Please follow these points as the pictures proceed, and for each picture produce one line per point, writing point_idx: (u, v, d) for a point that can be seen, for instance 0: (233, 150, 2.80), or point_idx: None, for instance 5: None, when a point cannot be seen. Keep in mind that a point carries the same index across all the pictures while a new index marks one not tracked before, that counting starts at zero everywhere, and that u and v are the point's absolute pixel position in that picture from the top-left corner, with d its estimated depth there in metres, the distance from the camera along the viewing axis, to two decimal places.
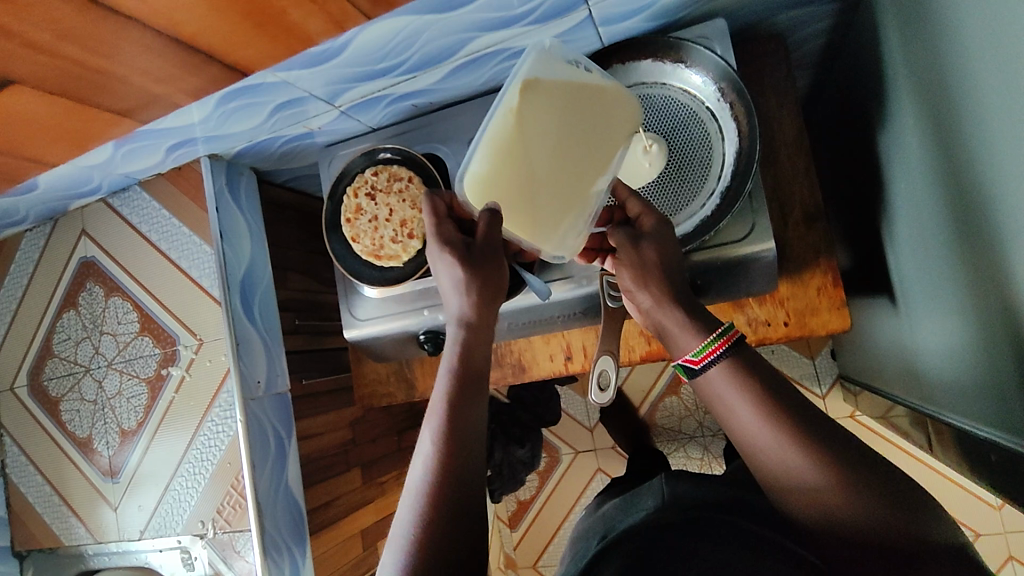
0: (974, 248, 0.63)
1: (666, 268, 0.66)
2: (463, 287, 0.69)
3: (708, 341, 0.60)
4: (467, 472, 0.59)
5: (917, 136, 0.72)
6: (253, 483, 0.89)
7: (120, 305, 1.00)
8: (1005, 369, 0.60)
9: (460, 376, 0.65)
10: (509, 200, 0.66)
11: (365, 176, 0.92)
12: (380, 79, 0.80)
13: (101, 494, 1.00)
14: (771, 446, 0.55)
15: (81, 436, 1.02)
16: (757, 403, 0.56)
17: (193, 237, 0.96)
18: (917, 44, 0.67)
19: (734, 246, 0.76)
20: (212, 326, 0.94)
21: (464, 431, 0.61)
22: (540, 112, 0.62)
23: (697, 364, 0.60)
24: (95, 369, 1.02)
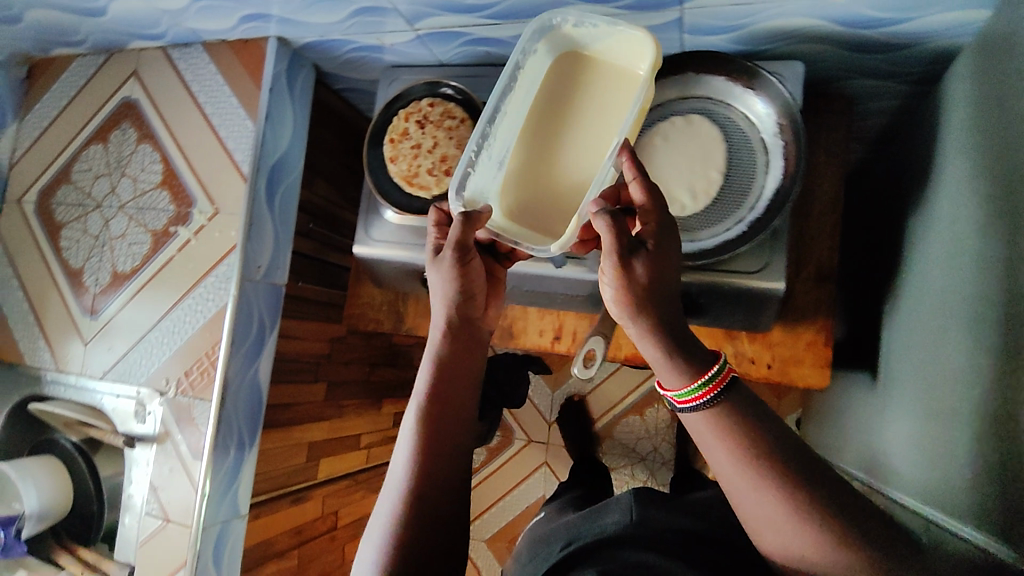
0: (963, 341, 0.66)
1: (655, 293, 0.57)
2: (445, 293, 0.68)
3: (692, 386, 0.55)
4: (442, 451, 0.61)
5: (941, 225, 0.75)
6: (227, 369, 0.91)
7: (148, 154, 1.01)
8: (959, 460, 0.63)
9: (441, 371, 0.65)
10: (518, 179, 0.75)
11: (420, 105, 0.93)
12: (464, 15, 0.81)
13: (76, 327, 1.01)
14: (742, 487, 0.53)
15: (74, 265, 1.03)
16: (736, 451, 0.53)
17: (240, 109, 0.97)
18: (966, 137, 0.70)
19: (743, 276, 0.78)
20: (230, 199, 0.94)
21: (443, 407, 0.63)
22: (551, 85, 0.77)
23: (682, 404, 0.55)
24: (107, 208, 1.03)
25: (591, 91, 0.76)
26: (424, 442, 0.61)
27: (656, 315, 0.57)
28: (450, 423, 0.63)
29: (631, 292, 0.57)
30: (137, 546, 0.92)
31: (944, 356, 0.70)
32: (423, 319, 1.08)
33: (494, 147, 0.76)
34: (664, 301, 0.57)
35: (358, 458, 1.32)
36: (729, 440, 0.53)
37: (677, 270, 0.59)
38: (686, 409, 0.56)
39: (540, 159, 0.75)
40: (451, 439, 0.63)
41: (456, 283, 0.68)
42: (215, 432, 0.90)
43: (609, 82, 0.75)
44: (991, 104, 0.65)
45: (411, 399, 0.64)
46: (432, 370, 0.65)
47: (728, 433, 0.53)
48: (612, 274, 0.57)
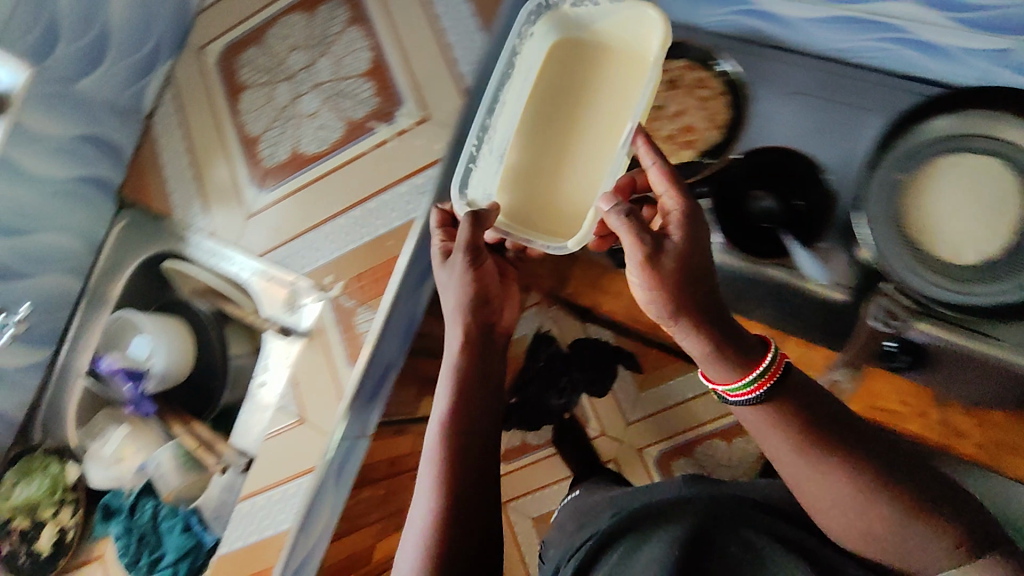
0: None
1: (694, 279, 0.53)
2: (461, 293, 0.69)
3: (746, 378, 0.49)
4: (474, 451, 0.57)
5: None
6: (396, 297, 0.86)
7: (359, 37, 0.93)
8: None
9: (462, 376, 0.62)
10: (513, 177, 0.82)
11: (672, 64, 0.83)
12: None
13: (242, 197, 0.96)
14: (865, 516, 0.45)
15: (251, 133, 0.97)
16: (872, 474, 0.44)
17: (473, 17, 0.88)
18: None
19: (997, 347, 0.70)
20: (445, 111, 0.88)
21: (472, 406, 0.60)
22: (555, 60, 0.83)
23: (732, 398, 0.50)
24: (298, 83, 0.96)
25: (574, 108, 0.82)
26: (456, 445, 0.57)
27: (701, 310, 0.52)
28: (479, 362, 0.64)
29: (665, 280, 0.53)
30: (262, 437, 0.89)
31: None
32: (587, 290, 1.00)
33: (494, 146, 0.83)
34: (695, 283, 0.53)
35: None
36: (794, 433, 0.47)
37: (711, 258, 0.56)
38: (739, 403, 0.49)
39: (550, 161, 0.81)
40: (480, 377, 0.63)
41: (472, 282, 0.69)
42: (366, 359, 0.85)
43: (619, 66, 0.81)
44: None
45: (433, 417, 0.60)
46: (450, 372, 0.63)
47: (789, 419, 0.47)
48: (639, 275, 0.54)
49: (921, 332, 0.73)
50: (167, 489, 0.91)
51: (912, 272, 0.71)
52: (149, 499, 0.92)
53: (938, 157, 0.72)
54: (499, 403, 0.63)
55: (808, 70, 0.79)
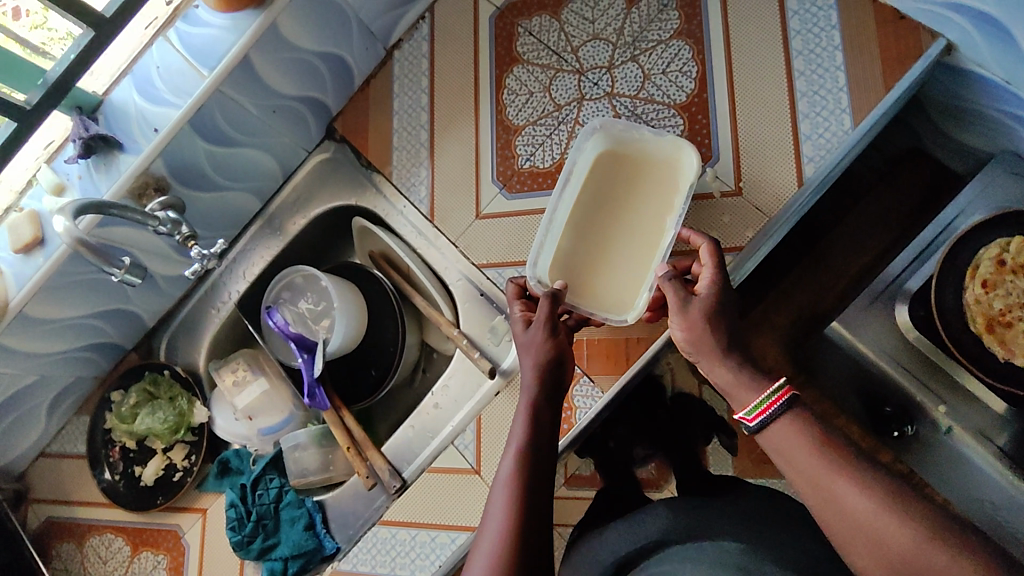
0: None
1: (719, 308, 0.59)
2: (534, 356, 0.63)
3: (761, 397, 0.53)
4: (535, 544, 0.52)
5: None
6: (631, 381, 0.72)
7: (683, 61, 0.77)
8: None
9: (530, 451, 0.57)
10: (564, 262, 0.75)
11: None
12: None
13: (476, 188, 0.82)
14: (826, 478, 0.48)
15: (510, 118, 0.82)
16: (814, 446, 0.50)
17: (845, 94, 0.71)
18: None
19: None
20: (767, 195, 0.72)
21: (537, 491, 0.55)
22: (591, 172, 0.75)
23: (752, 421, 0.54)
24: (588, 81, 0.80)
25: (636, 180, 0.74)
26: (520, 528, 0.52)
27: (721, 330, 0.57)
28: (551, 449, 0.59)
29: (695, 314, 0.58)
30: (423, 465, 0.79)
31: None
32: None
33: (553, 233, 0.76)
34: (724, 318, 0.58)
35: None
36: (809, 437, 0.50)
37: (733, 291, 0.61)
38: (766, 423, 0.53)
39: (590, 256, 0.75)
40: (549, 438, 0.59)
41: (547, 344, 0.63)
42: (573, 434, 0.72)
43: (635, 169, 0.74)
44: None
45: (490, 497, 0.55)
46: (518, 448, 0.57)
47: (805, 432, 0.51)
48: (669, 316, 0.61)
49: None
50: (299, 475, 0.84)
51: None
52: (274, 476, 0.84)
53: None
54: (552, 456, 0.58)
55: None
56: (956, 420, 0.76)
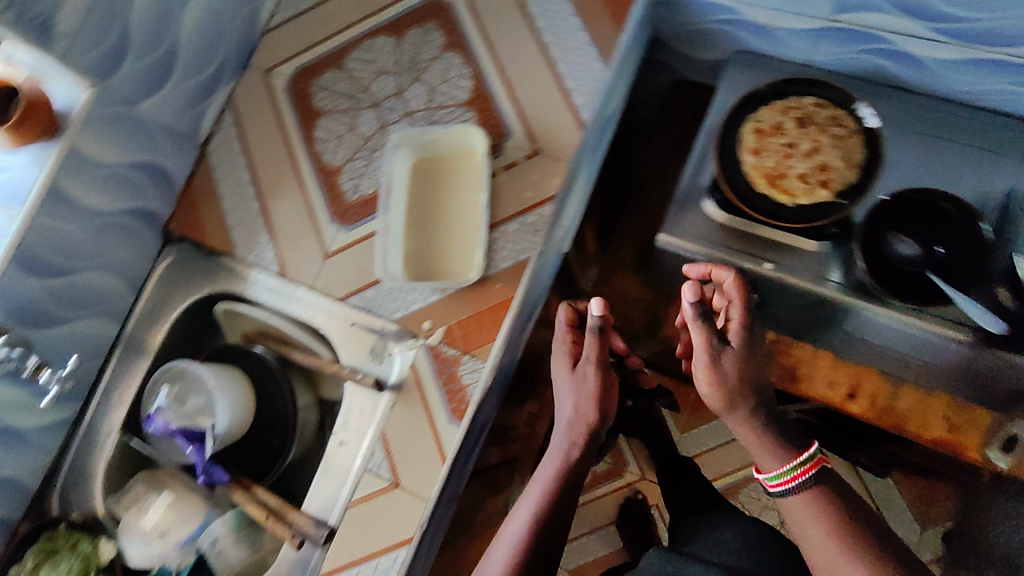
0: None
1: (750, 365, 0.71)
2: (573, 403, 0.76)
3: (782, 470, 0.68)
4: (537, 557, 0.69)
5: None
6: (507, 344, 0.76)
7: (456, 67, 0.88)
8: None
9: (552, 499, 0.72)
10: (410, 257, 0.81)
11: (803, 102, 0.81)
12: (916, 18, 0.73)
13: (316, 233, 0.86)
14: (843, 565, 0.62)
15: (328, 163, 0.88)
16: (828, 527, 0.64)
17: (591, 47, 0.84)
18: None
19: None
20: (563, 144, 0.81)
21: (550, 532, 0.70)
22: (407, 177, 0.83)
23: (773, 487, 0.69)
24: (386, 108, 0.89)
25: (448, 172, 0.84)
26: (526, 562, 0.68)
27: (750, 403, 0.70)
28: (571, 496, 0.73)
29: (723, 390, 0.70)
30: (346, 504, 0.76)
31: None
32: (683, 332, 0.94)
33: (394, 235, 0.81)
34: (749, 380, 0.70)
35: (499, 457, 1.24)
36: (824, 521, 0.64)
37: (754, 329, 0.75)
38: (785, 492, 0.68)
39: (432, 241, 0.80)
40: (574, 480, 0.74)
41: (581, 399, 0.76)
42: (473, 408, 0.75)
43: (444, 165, 0.85)
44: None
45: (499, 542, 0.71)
46: (534, 504, 0.72)
47: (824, 506, 0.65)
48: (704, 372, 0.71)
49: None
50: (227, 568, 0.82)
51: None
52: None
53: None
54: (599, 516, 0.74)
55: (920, 112, 0.83)
56: (784, 271, 0.82)
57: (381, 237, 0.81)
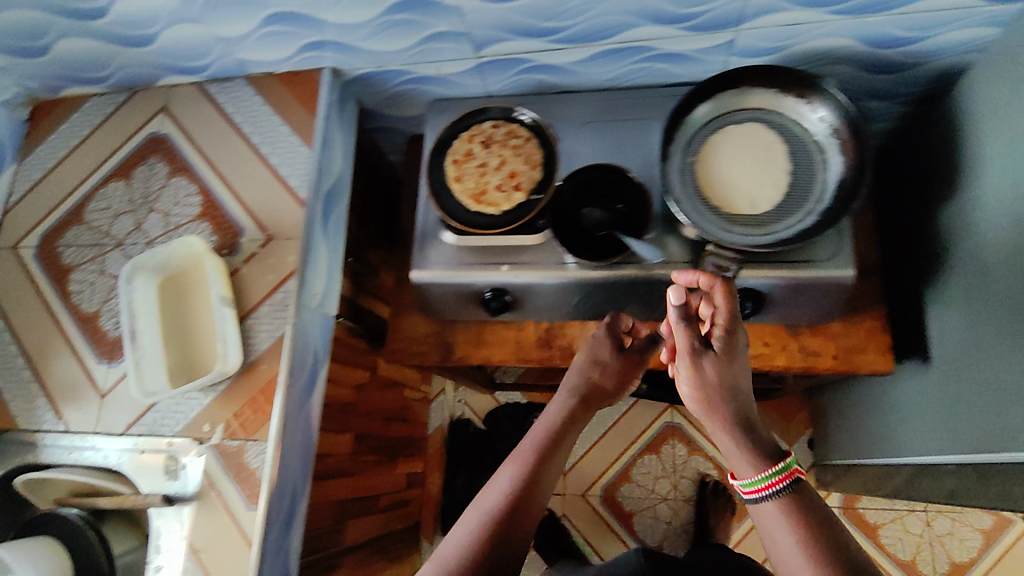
0: (1008, 334, 0.75)
1: (721, 382, 0.80)
2: (569, 389, 0.93)
3: (766, 475, 0.73)
4: (511, 532, 0.75)
5: (971, 229, 0.83)
6: (285, 418, 0.82)
7: (183, 187, 0.95)
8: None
9: (526, 476, 0.81)
10: (173, 369, 0.84)
11: (483, 126, 0.93)
12: (531, 39, 0.87)
13: (90, 380, 0.89)
14: (792, 559, 0.67)
15: (87, 311, 0.92)
16: (799, 536, 0.68)
17: (292, 136, 0.93)
18: (987, 148, 0.79)
19: (807, 268, 0.83)
20: (289, 226, 0.89)
21: (522, 503, 0.78)
22: (152, 298, 0.86)
23: (752, 493, 0.73)
24: (130, 245, 0.94)
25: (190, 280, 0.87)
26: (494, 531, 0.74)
27: (729, 412, 0.79)
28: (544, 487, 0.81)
29: (703, 389, 0.81)
30: None
31: (995, 350, 0.77)
32: (473, 348, 1.03)
33: (148, 354, 0.83)
34: (730, 391, 0.80)
35: (377, 524, 1.28)
36: (794, 527, 0.69)
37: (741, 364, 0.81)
38: (760, 500, 0.73)
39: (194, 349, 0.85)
40: (535, 497, 0.80)
41: (578, 381, 0.93)
42: (268, 488, 0.80)
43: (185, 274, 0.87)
44: (1007, 121, 0.76)
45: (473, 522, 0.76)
46: (512, 480, 0.81)
47: (796, 517, 0.70)
48: (689, 373, 0.82)
49: (742, 277, 0.85)
50: None
51: (729, 230, 0.84)
52: None
53: (709, 137, 0.88)
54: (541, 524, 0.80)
55: (583, 105, 0.98)
56: (519, 268, 0.91)
57: (134, 362, 0.82)
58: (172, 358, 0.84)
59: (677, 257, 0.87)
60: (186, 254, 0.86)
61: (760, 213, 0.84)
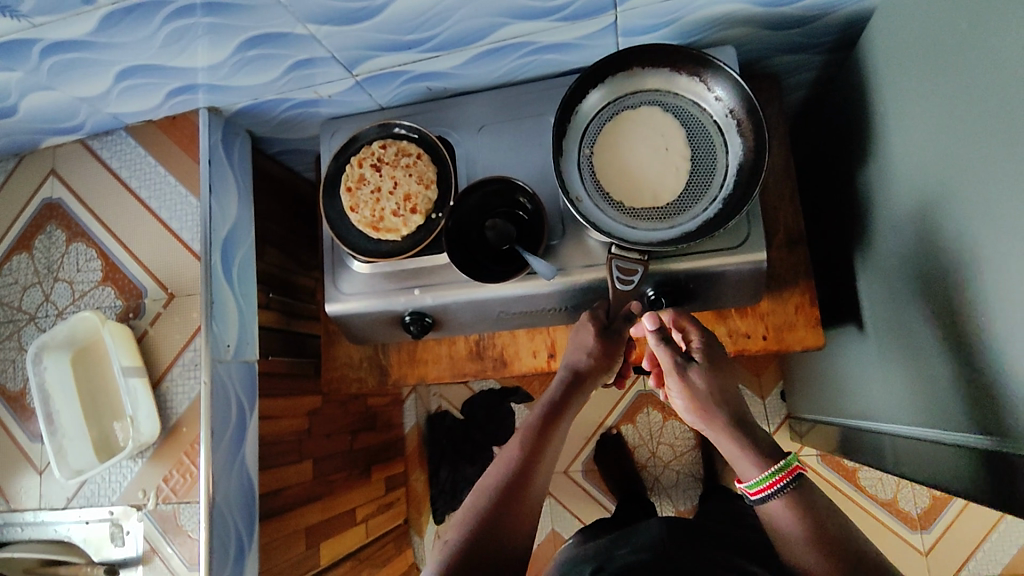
0: (923, 306, 0.72)
1: (718, 392, 0.74)
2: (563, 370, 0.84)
3: (769, 474, 0.70)
4: (493, 540, 0.72)
5: (885, 193, 0.78)
6: (213, 478, 0.84)
7: (82, 252, 0.93)
8: (954, 407, 0.68)
9: (508, 482, 0.76)
10: (97, 440, 0.86)
11: (371, 147, 0.89)
12: (401, 52, 0.81)
13: (27, 458, 0.90)
14: (806, 553, 0.68)
15: (12, 390, 0.92)
16: (812, 533, 0.68)
17: (179, 186, 0.91)
18: (891, 108, 0.75)
19: (714, 255, 0.80)
20: (188, 281, 0.88)
21: (502, 508, 0.75)
22: (66, 372, 0.86)
23: (754, 494, 0.72)
24: (42, 318, 0.93)
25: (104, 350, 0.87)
26: (471, 543, 0.72)
27: (728, 417, 0.74)
28: (530, 474, 0.77)
29: (698, 400, 0.74)
30: None
31: (915, 320, 0.75)
32: (408, 368, 1.02)
33: (70, 433, 0.84)
34: (726, 392, 0.75)
35: (357, 535, 1.31)
36: (801, 520, 0.69)
37: (728, 372, 0.76)
38: (765, 500, 0.71)
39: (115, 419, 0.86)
40: (530, 473, 0.77)
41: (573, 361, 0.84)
42: (207, 548, 0.82)
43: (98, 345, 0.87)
44: (906, 78, 0.71)
45: (453, 523, 0.75)
46: (491, 485, 0.77)
47: (804, 517, 0.69)
48: (680, 390, 0.75)
49: (653, 272, 0.82)
50: None
51: (632, 227, 0.79)
52: None
53: (604, 129, 0.82)
54: (530, 528, 0.76)
55: (477, 108, 0.93)
56: (430, 289, 0.88)
57: (54, 442, 0.83)
58: (94, 431, 0.86)
59: (597, 254, 0.84)
60: (88, 327, 0.86)
61: (664, 204, 0.79)
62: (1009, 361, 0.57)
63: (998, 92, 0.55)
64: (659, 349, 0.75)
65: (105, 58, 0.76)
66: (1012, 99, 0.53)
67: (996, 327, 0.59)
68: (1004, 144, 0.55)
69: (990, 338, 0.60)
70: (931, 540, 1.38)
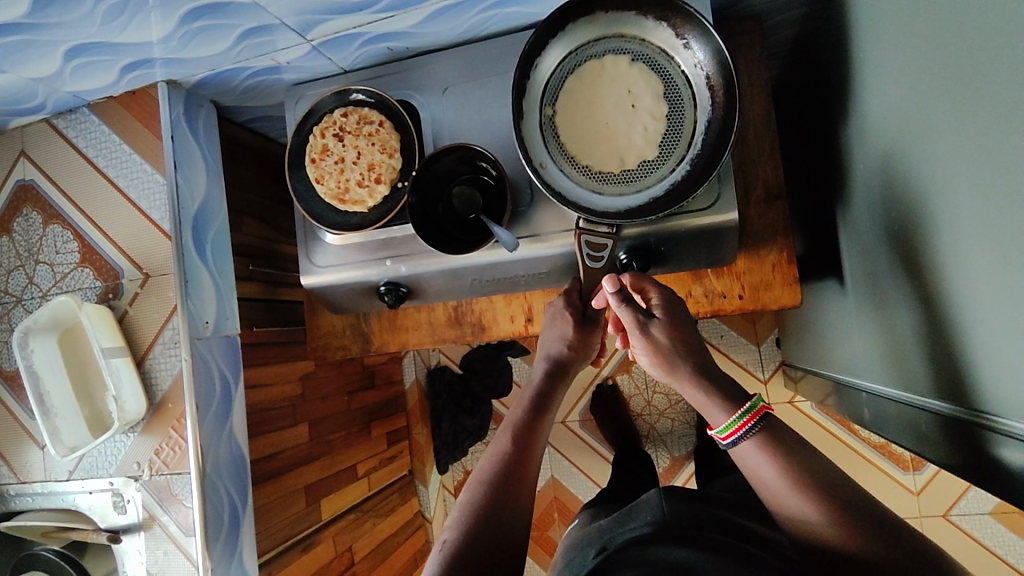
0: (895, 268, 0.70)
1: (681, 343, 0.69)
2: (544, 351, 0.83)
3: (732, 420, 0.64)
4: (498, 523, 0.67)
5: (865, 147, 0.74)
6: (201, 447, 0.87)
7: (59, 235, 0.94)
8: (916, 375, 0.67)
9: (507, 463, 0.72)
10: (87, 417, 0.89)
11: (333, 116, 0.88)
12: (353, 15, 0.77)
13: (29, 433, 0.94)
14: (785, 495, 0.60)
15: (7, 370, 0.96)
16: (786, 469, 0.60)
17: (145, 164, 0.91)
18: (867, 56, 0.70)
19: (686, 217, 0.78)
20: (161, 261, 0.89)
21: (504, 489, 0.70)
22: (53, 353, 0.88)
23: (726, 439, 0.65)
24: (28, 300, 0.95)
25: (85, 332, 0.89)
26: (476, 528, 0.66)
27: (693, 365, 0.68)
28: (525, 451, 0.74)
29: (661, 352, 0.69)
30: None
31: (887, 280, 0.73)
32: (390, 334, 1.04)
33: (63, 413, 0.88)
34: (688, 343, 0.69)
35: (360, 489, 1.36)
36: (777, 461, 0.61)
37: (690, 326, 0.71)
38: (736, 444, 0.64)
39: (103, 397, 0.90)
40: (524, 451, 0.74)
41: (553, 342, 0.82)
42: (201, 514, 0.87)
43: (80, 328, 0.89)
44: (880, 25, 0.65)
45: (456, 508, 0.70)
46: (490, 467, 0.72)
47: (776, 455, 0.61)
48: (643, 346, 0.70)
49: (624, 237, 0.80)
50: None
51: (599, 192, 0.77)
52: None
53: (567, 84, 0.79)
54: (527, 529, 0.70)
55: (440, 69, 0.89)
56: (402, 260, 0.87)
57: (48, 421, 0.87)
58: (86, 410, 0.89)
59: (569, 219, 0.82)
60: (70, 311, 0.88)
61: (631, 167, 0.76)
62: (966, 332, 0.55)
63: (956, 51, 0.51)
64: (619, 304, 0.71)
65: (45, 41, 0.73)
66: (975, 58, 0.49)
67: (955, 296, 0.57)
68: (965, 105, 0.51)
69: (948, 307, 0.58)
70: (922, 482, 1.39)
